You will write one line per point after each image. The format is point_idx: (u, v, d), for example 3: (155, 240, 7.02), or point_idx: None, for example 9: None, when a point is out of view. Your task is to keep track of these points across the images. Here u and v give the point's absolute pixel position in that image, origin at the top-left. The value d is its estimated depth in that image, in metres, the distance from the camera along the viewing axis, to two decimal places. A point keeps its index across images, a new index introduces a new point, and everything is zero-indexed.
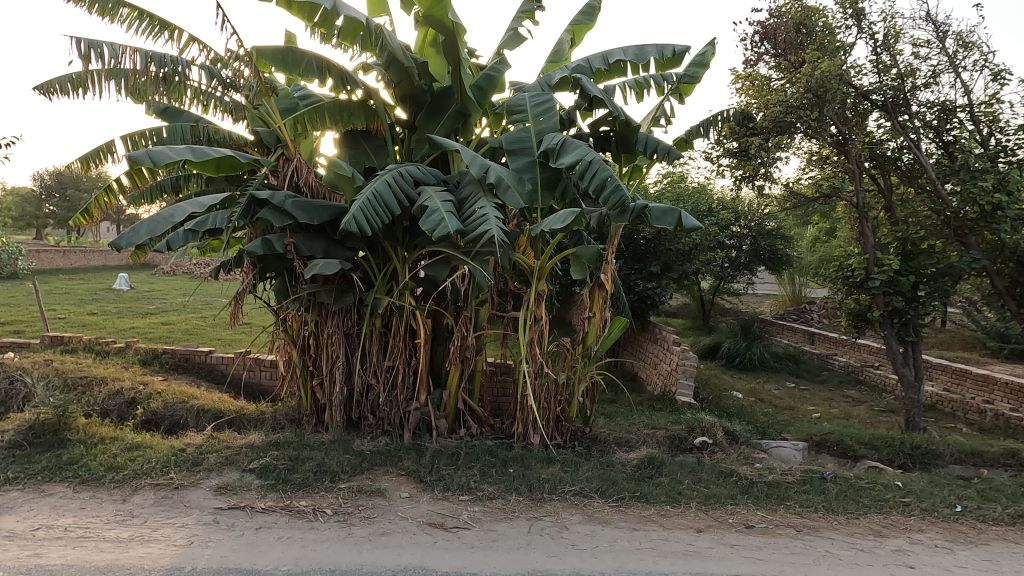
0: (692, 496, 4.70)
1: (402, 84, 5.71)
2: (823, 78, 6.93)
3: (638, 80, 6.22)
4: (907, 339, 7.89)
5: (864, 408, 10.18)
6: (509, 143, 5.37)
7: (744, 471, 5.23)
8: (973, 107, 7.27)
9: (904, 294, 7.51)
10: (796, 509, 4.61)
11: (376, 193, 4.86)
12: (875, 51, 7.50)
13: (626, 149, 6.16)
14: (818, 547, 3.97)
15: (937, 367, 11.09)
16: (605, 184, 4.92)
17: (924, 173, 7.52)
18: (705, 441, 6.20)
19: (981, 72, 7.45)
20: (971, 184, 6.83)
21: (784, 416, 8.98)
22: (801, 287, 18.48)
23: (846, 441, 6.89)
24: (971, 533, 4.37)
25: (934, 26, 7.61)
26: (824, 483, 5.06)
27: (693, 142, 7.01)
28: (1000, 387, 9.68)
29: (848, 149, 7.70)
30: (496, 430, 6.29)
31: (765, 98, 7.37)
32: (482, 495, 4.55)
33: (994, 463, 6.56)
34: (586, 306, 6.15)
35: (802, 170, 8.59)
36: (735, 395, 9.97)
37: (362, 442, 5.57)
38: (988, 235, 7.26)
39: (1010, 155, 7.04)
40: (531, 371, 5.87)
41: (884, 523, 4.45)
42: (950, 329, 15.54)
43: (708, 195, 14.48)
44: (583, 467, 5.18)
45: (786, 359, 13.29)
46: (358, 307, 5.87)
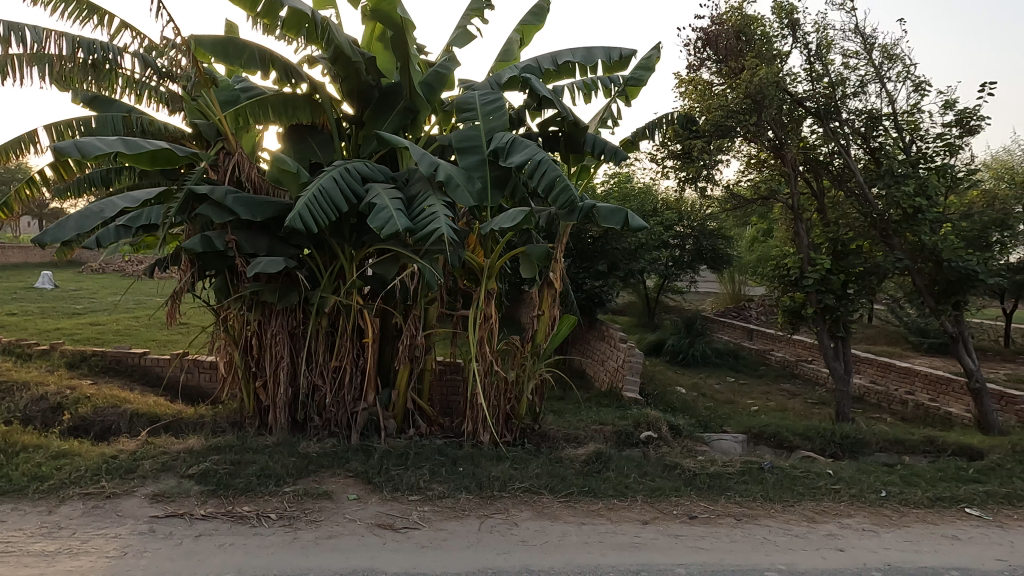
0: (638, 489, 4.81)
1: (350, 79, 5.60)
2: (761, 85, 7.24)
3: (585, 81, 6.32)
4: (838, 335, 8.32)
5: (798, 401, 10.69)
6: (458, 141, 5.36)
7: (687, 463, 5.40)
8: (897, 116, 7.74)
9: (835, 292, 7.91)
10: (736, 498, 4.80)
11: (322, 189, 4.76)
12: (808, 60, 7.87)
13: (574, 149, 6.27)
14: (756, 535, 4.15)
15: (864, 361, 11.75)
16: (554, 185, 5.01)
17: (853, 178, 7.97)
18: (651, 436, 6.36)
19: (904, 83, 7.95)
20: (894, 188, 7.34)
21: (725, 410, 9.33)
22: (740, 286, 19.28)
23: (782, 433, 7.23)
24: (894, 516, 4.65)
25: (862, 38, 8.05)
26: (762, 473, 5.30)
27: (639, 144, 7.18)
28: (920, 379, 10.32)
29: (784, 153, 8.01)
30: (446, 428, 6.26)
31: (707, 102, 7.59)
32: (432, 495, 4.52)
33: (917, 450, 6.96)
34: (536, 305, 6.23)
35: (742, 172, 8.82)
36: (678, 390, 10.29)
37: (308, 444, 5.45)
38: (910, 237, 7.74)
39: (930, 161, 7.65)
40: (481, 370, 5.89)
41: (816, 509, 4.69)
42: (876, 325, 16.49)
43: (653, 196, 14.86)
44: (533, 463, 5.23)
45: (726, 354, 13.79)
46: (303, 306, 5.74)
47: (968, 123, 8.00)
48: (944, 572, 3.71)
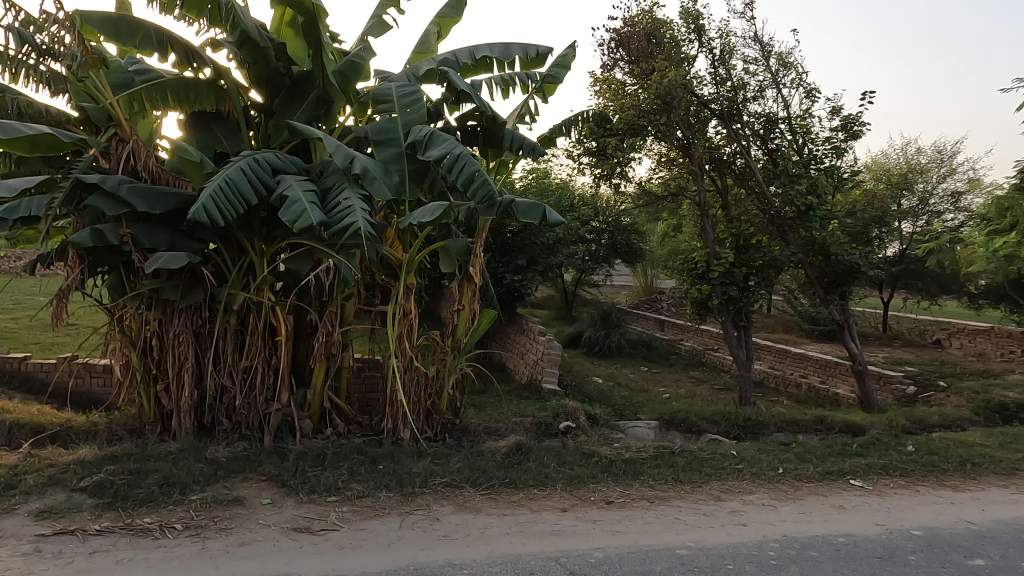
0: (558, 478, 4.93)
1: (257, 65, 5.34)
2: (670, 87, 7.57)
3: (503, 76, 6.36)
4: (740, 324, 8.85)
5: (706, 387, 11.32)
6: (374, 133, 5.25)
7: (604, 451, 5.59)
8: (791, 120, 8.33)
9: (737, 284, 8.42)
10: (649, 482, 5.02)
11: (229, 180, 4.53)
12: (713, 64, 8.30)
13: (493, 144, 6.31)
14: (668, 515, 4.36)
15: (763, 348, 12.60)
16: (472, 180, 5.02)
17: (753, 177, 8.50)
18: (569, 426, 6.54)
19: (797, 90, 8.56)
20: (789, 187, 7.94)
21: (639, 398, 9.74)
22: (652, 279, 20.13)
23: (691, 418, 7.63)
24: (790, 491, 5.04)
25: (760, 45, 8.58)
26: (673, 457, 5.57)
27: (556, 140, 7.31)
28: (812, 364, 11.16)
29: (691, 152, 8.42)
30: (365, 427, 6.12)
31: (620, 101, 7.85)
32: (350, 495, 4.42)
33: (809, 428, 7.55)
34: (456, 299, 6.24)
35: (653, 170, 9.24)
36: (595, 380, 10.63)
37: (216, 449, 5.18)
38: (803, 233, 8.42)
39: (819, 163, 8.32)
40: (401, 366, 5.82)
41: (722, 488, 5.00)
42: (773, 314, 17.72)
43: (570, 191, 15.19)
44: (454, 458, 5.23)
45: (639, 345, 14.37)
46: (209, 304, 5.44)
47: (852, 128, 8.74)
48: (832, 538, 4.06)
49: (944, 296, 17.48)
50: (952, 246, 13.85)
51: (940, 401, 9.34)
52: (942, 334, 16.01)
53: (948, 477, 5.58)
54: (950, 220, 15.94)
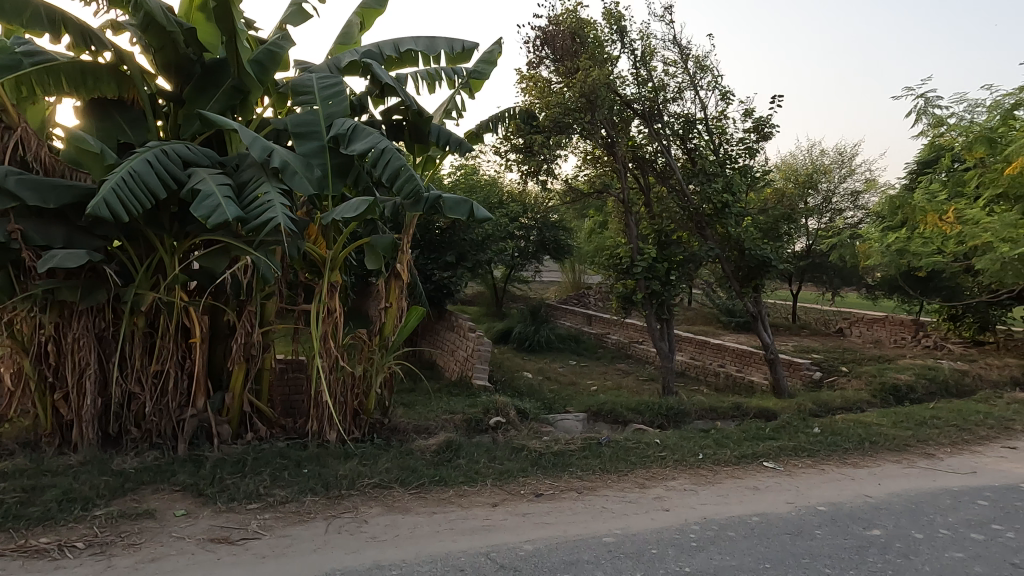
0: (488, 473, 4.95)
1: (165, 50, 5.03)
2: (594, 86, 7.72)
3: (429, 70, 6.29)
4: (663, 317, 9.19)
5: (631, 379, 11.70)
6: (294, 126, 5.07)
7: (533, 445, 5.65)
8: (708, 121, 8.72)
9: (660, 279, 8.72)
10: (577, 473, 5.13)
11: (133, 172, 4.25)
12: (635, 65, 8.55)
13: (419, 139, 6.23)
14: (595, 505, 4.48)
15: (685, 339, 13.14)
16: (398, 174, 4.93)
17: (674, 175, 8.82)
18: (499, 421, 6.58)
19: (713, 92, 8.96)
20: (708, 185, 8.42)
21: (568, 391, 9.93)
22: (580, 274, 20.55)
23: (617, 409, 7.85)
24: (709, 475, 5.29)
25: (679, 48, 8.91)
26: (600, 448, 5.71)
27: (483, 137, 7.31)
28: (729, 354, 11.71)
29: (615, 150, 8.64)
30: (289, 430, 5.89)
31: (546, 99, 7.98)
32: (273, 501, 4.25)
33: (727, 415, 7.93)
34: (383, 297, 6.16)
35: (579, 168, 9.35)
36: (525, 375, 10.75)
37: (124, 460, 4.85)
38: (719, 229, 8.85)
39: (733, 163, 8.78)
40: (326, 366, 5.66)
41: (646, 476, 5.18)
42: (694, 307, 18.52)
43: (499, 188, 15.24)
44: (382, 458, 5.14)
45: (568, 339, 14.64)
46: (114, 305, 5.10)
47: (763, 130, 9.23)
48: (748, 518, 4.29)
49: (845, 288, 18.84)
50: (851, 241, 14.96)
51: (842, 385, 10.07)
52: (843, 323, 17.26)
53: (849, 455, 6.02)
54: (850, 218, 17.19)
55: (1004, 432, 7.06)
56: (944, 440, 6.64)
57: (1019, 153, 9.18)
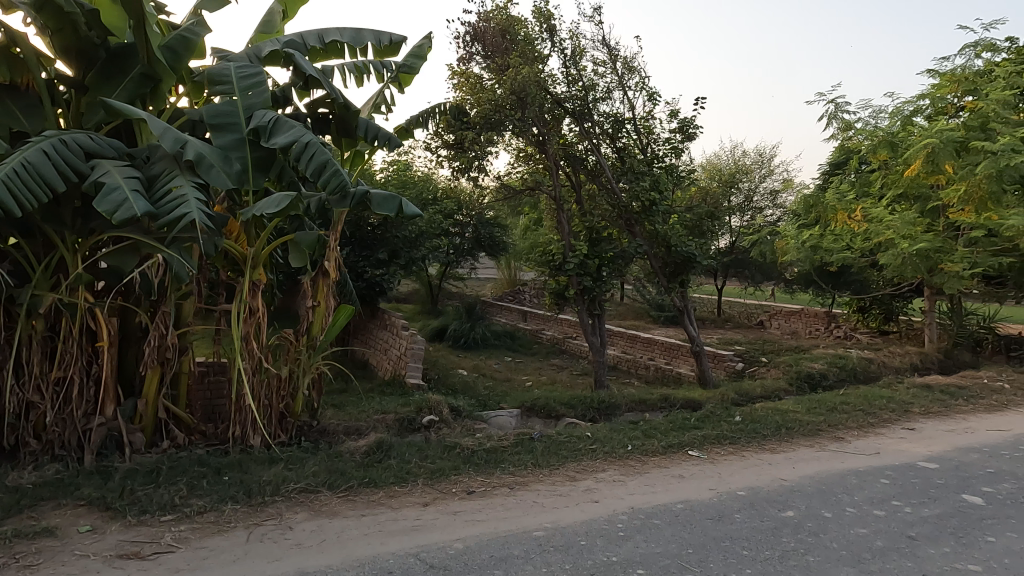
0: (419, 473, 4.89)
1: (64, 33, 4.67)
2: (524, 83, 7.76)
3: (357, 63, 6.13)
4: (595, 312, 9.36)
5: (565, 374, 11.88)
6: (211, 116, 4.82)
7: (466, 442, 5.64)
8: (636, 121, 8.96)
9: (591, 275, 8.88)
10: (509, 469, 5.15)
11: (26, 163, 3.94)
12: (565, 64, 8.66)
13: (347, 133, 6.06)
14: (526, 500, 4.51)
15: (617, 334, 13.46)
16: (323, 169, 4.78)
17: (604, 173, 9.00)
18: (432, 420, 6.52)
19: (640, 93, 9.20)
20: (636, 184, 8.66)
21: (502, 388, 9.96)
22: (515, 271, 20.69)
23: (550, 404, 7.94)
24: (637, 465, 5.44)
25: (608, 49, 9.10)
26: (533, 443, 5.76)
27: (413, 132, 7.21)
28: (658, 347, 12.08)
29: (546, 148, 8.74)
30: (209, 436, 5.61)
31: (478, 95, 7.97)
32: (190, 511, 4.04)
33: (655, 406, 8.18)
34: (310, 295, 5.96)
35: (511, 165, 9.43)
36: (460, 372, 10.71)
37: (20, 475, 4.47)
38: (647, 226, 9.10)
39: (660, 162, 9.07)
40: (248, 368, 5.42)
41: (577, 469, 5.27)
42: (626, 302, 19.00)
43: (432, 184, 15.09)
44: (309, 461, 4.98)
45: (503, 336, 14.70)
46: (8, 307, 4.76)
47: (688, 131, 9.56)
48: (672, 506, 4.44)
49: (766, 283, 19.85)
50: (770, 238, 15.75)
51: (762, 374, 10.60)
52: (764, 315, 18.16)
53: (767, 441, 6.35)
54: (769, 216, 18.10)
55: (903, 415, 7.64)
56: (852, 424, 7.11)
57: (916, 156, 9.93)
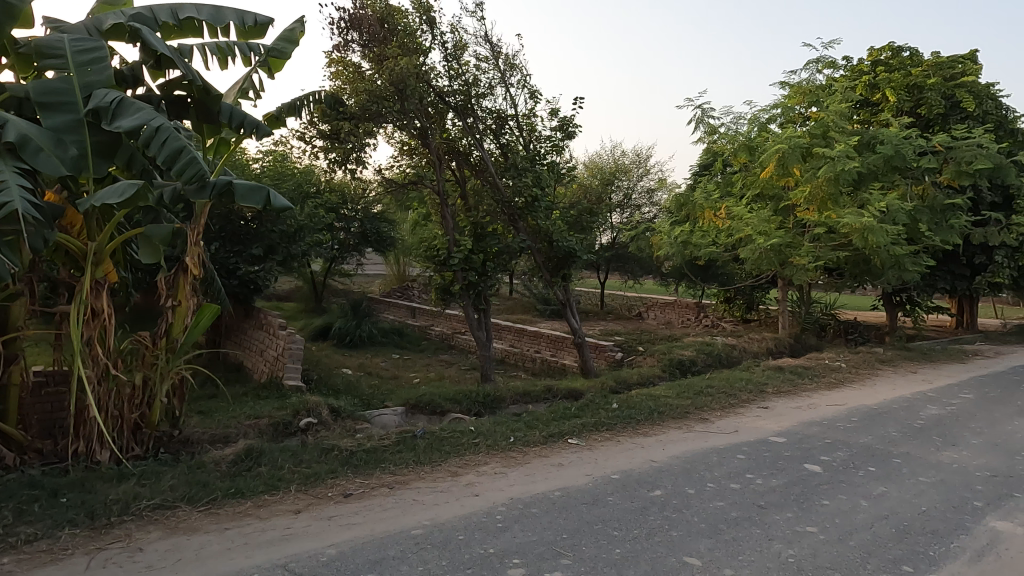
0: (292, 479, 4.65)
1: None
2: (403, 75, 7.62)
3: (219, 44, 5.69)
4: (480, 307, 9.39)
5: (453, 369, 11.85)
6: (38, 94, 4.27)
7: (344, 444, 5.44)
8: (519, 118, 9.09)
9: (476, 269, 8.88)
10: (390, 469, 5.04)
11: None
12: (447, 58, 8.60)
13: (208, 119, 5.62)
14: (406, 498, 4.44)
15: (505, 328, 13.64)
16: (177, 157, 4.41)
17: (487, 169, 9.03)
18: (309, 422, 6.24)
19: (522, 90, 9.35)
20: (519, 179, 8.77)
21: (388, 386, 9.75)
22: (403, 267, 20.36)
23: (436, 401, 7.87)
24: (519, 457, 5.53)
25: (490, 45, 9.15)
26: (415, 440, 5.68)
27: (285, 120, 6.83)
28: (544, 340, 12.39)
29: (428, 141, 8.66)
30: (46, 454, 4.98)
31: (355, 85, 7.72)
32: (16, 541, 3.56)
33: (539, 398, 8.37)
34: (170, 294, 5.45)
35: (394, 159, 9.24)
36: (343, 372, 10.34)
37: None
38: (531, 221, 9.25)
39: (543, 159, 9.26)
40: (93, 376, 4.88)
41: (459, 464, 5.26)
42: (515, 297, 19.33)
43: (313, 176, 14.44)
44: (166, 475, 4.57)
45: (391, 333, 14.39)
46: None
47: (568, 129, 9.85)
48: (550, 494, 4.56)
49: (644, 276, 21.00)
50: (647, 233, 16.66)
51: (639, 363, 11.19)
52: (642, 307, 19.22)
53: (640, 426, 6.71)
54: (646, 213, 19.15)
55: (760, 395, 8.39)
56: (716, 406, 7.69)
57: (770, 160, 10.92)
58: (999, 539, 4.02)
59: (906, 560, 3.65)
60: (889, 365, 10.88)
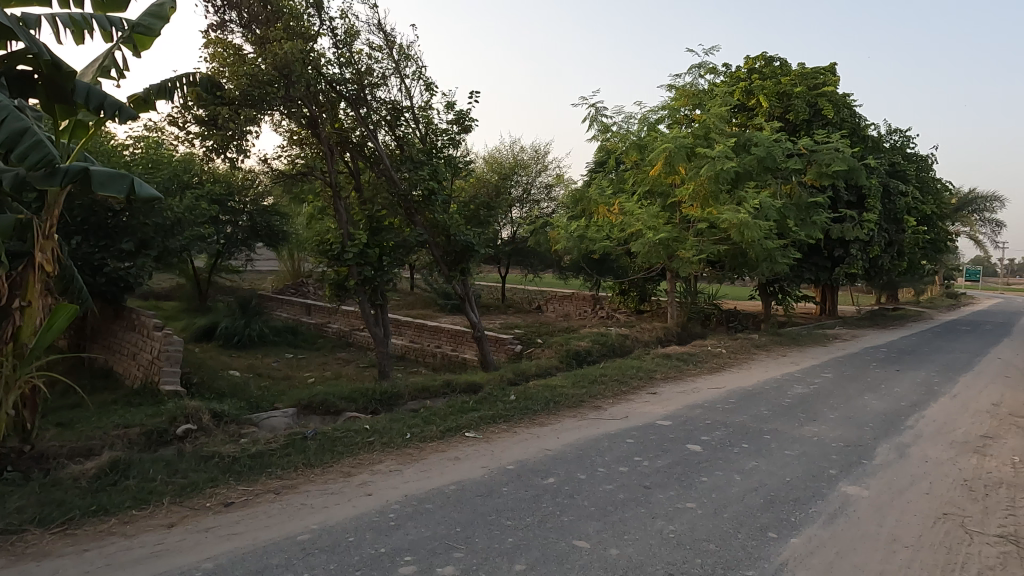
0: (165, 491, 4.31)
1: None
2: (287, 60, 7.25)
3: (73, 15, 5.15)
4: (377, 302, 9.15)
5: (351, 367, 11.50)
6: None
7: (226, 450, 5.11)
8: (414, 110, 8.95)
9: (373, 265, 8.56)
10: (277, 473, 4.80)
11: None
12: (337, 45, 8.29)
13: (60, 100, 5.05)
14: (294, 503, 4.25)
15: (405, 324, 13.43)
16: (21, 140, 4.04)
17: (382, 161, 8.81)
18: (188, 429, 5.82)
19: (418, 82, 9.19)
20: (415, 172, 8.63)
21: (279, 387, 9.29)
22: (298, 262, 19.51)
23: (330, 400, 7.59)
24: (415, 453, 5.47)
25: (384, 34, 8.91)
26: (305, 442, 5.44)
27: (154, 103, 6.29)
28: (445, 335, 12.32)
29: (318, 131, 8.31)
30: None
31: (234, 68, 7.25)
32: None
33: (438, 392, 8.31)
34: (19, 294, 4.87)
35: (281, 149, 8.79)
36: (230, 374, 9.73)
37: None
38: (428, 215, 9.11)
39: (440, 152, 9.16)
40: None
41: (352, 464, 5.11)
42: (416, 292, 19.08)
43: (193, 165, 13.45)
44: (13, 496, 4.08)
45: (284, 332, 13.73)
46: None
47: (464, 123, 9.81)
48: (445, 488, 4.54)
49: (544, 270, 21.46)
50: (545, 228, 17.01)
51: (537, 355, 11.42)
52: (542, 300, 19.65)
53: (537, 417, 6.84)
54: (545, 208, 19.56)
55: (649, 382, 8.83)
56: (609, 393, 8.01)
57: (658, 158, 11.50)
58: (849, 501, 4.49)
59: (771, 527, 3.98)
60: (763, 350, 11.84)
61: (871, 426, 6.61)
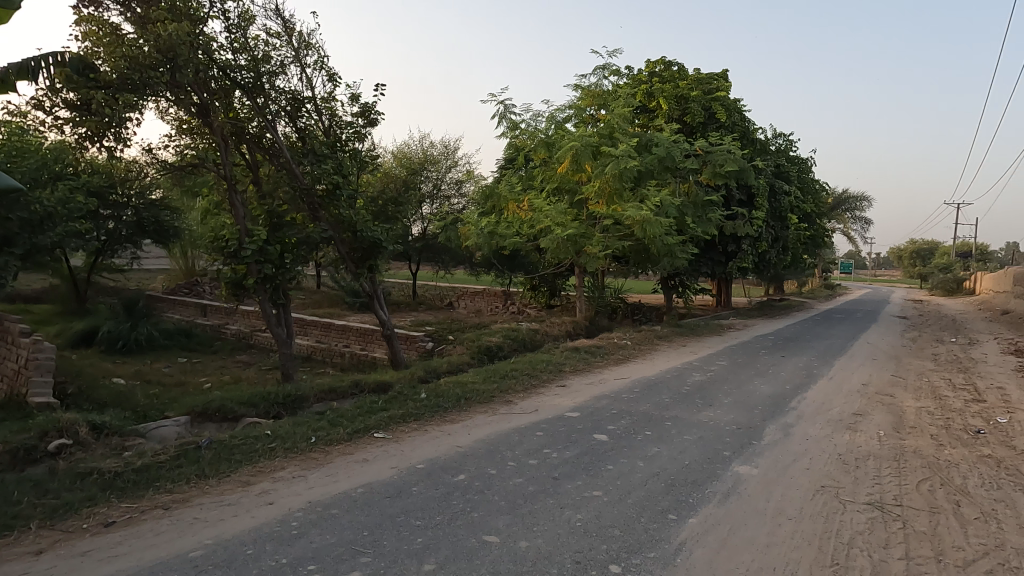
0: (32, 514, 3.89)
1: None
2: (172, 42, 6.74)
3: None
4: (279, 302, 8.71)
5: (252, 370, 10.91)
6: None
7: (107, 464, 4.69)
8: (316, 101, 8.59)
9: (273, 261, 8.09)
10: (166, 487, 4.47)
11: None
12: (230, 29, 7.80)
13: None
14: (185, 518, 3.97)
15: (310, 323, 12.93)
16: None
17: (281, 154, 8.40)
18: (62, 444, 5.29)
19: (320, 72, 8.83)
20: (318, 166, 8.29)
21: (170, 394, 8.65)
22: (192, 260, 18.26)
23: (228, 406, 7.16)
24: (320, 457, 5.27)
25: (282, 20, 8.49)
26: (199, 452, 5.10)
27: (13, 84, 5.64)
28: (353, 334, 11.97)
29: (210, 119, 7.79)
30: None
31: (110, 49, 6.66)
32: None
33: (346, 393, 8.06)
34: None
35: (169, 138, 8.19)
36: (113, 382, 8.95)
37: None
38: (332, 211, 8.77)
39: (344, 146, 8.86)
40: None
41: (251, 473, 4.84)
42: (322, 290, 18.42)
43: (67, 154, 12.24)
44: None
45: (176, 335, 12.82)
46: None
47: (370, 116, 9.55)
48: (352, 492, 4.41)
49: (456, 266, 21.38)
50: (456, 225, 16.95)
51: (449, 352, 11.36)
52: (453, 297, 19.56)
53: (448, 414, 6.79)
54: (455, 204, 19.49)
55: (559, 375, 9.02)
56: (519, 388, 8.11)
57: (565, 156, 11.75)
58: (741, 480, 4.80)
59: (672, 509, 4.19)
60: (665, 341, 12.43)
61: (760, 409, 7.11)
